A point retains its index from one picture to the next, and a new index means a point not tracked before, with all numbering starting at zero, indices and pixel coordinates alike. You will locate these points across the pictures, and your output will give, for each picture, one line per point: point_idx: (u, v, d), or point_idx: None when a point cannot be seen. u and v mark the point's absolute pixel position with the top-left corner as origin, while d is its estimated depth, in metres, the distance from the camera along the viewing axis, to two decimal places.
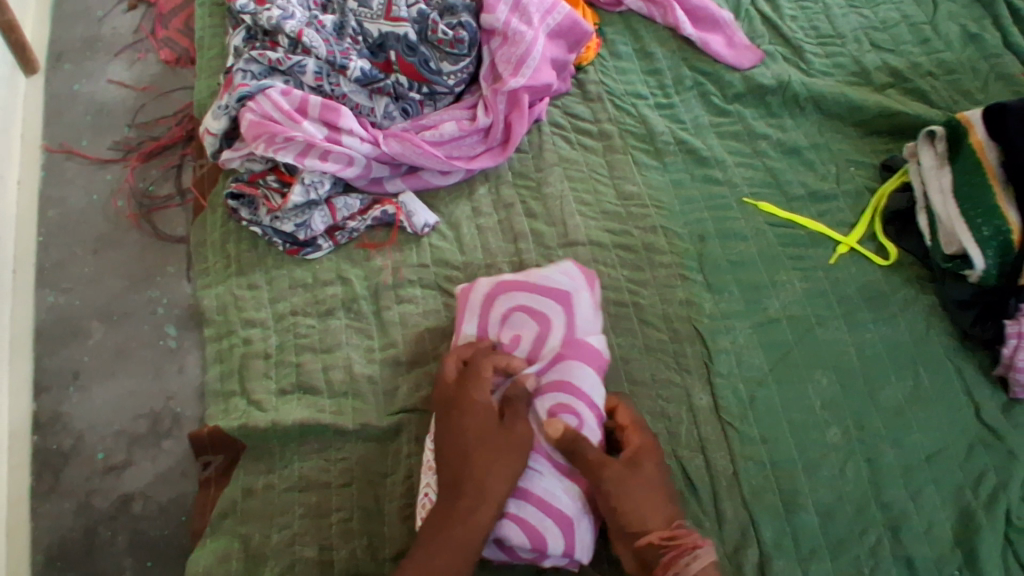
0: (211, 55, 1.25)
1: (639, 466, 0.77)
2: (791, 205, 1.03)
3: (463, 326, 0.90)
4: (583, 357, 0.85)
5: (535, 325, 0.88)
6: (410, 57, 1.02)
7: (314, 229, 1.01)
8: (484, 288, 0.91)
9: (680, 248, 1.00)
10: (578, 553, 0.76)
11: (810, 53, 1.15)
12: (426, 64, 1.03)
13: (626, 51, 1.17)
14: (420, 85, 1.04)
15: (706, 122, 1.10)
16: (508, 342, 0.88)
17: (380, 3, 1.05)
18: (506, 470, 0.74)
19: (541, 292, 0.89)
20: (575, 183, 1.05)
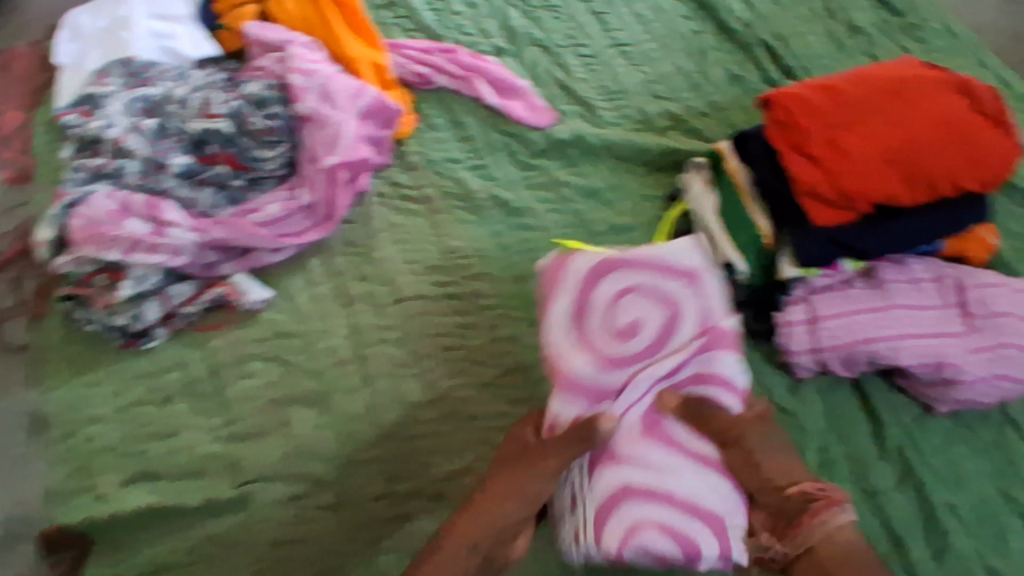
0: (48, 168, 1.29)
1: (766, 431, 0.84)
2: (595, 239, 1.16)
3: (555, 308, 0.87)
4: (724, 346, 0.83)
5: (663, 310, 0.85)
6: (229, 149, 1.11)
7: (146, 320, 1.04)
8: (587, 263, 0.88)
9: (501, 290, 1.09)
10: (732, 553, 0.78)
11: (600, 109, 1.32)
12: (246, 153, 1.12)
13: (441, 122, 1.29)
14: (242, 173, 1.12)
15: (517, 177, 1.23)
16: (627, 327, 0.84)
17: (197, 104, 1.14)
18: (524, 488, 0.80)
19: (664, 273, 0.86)
20: (403, 246, 1.13)
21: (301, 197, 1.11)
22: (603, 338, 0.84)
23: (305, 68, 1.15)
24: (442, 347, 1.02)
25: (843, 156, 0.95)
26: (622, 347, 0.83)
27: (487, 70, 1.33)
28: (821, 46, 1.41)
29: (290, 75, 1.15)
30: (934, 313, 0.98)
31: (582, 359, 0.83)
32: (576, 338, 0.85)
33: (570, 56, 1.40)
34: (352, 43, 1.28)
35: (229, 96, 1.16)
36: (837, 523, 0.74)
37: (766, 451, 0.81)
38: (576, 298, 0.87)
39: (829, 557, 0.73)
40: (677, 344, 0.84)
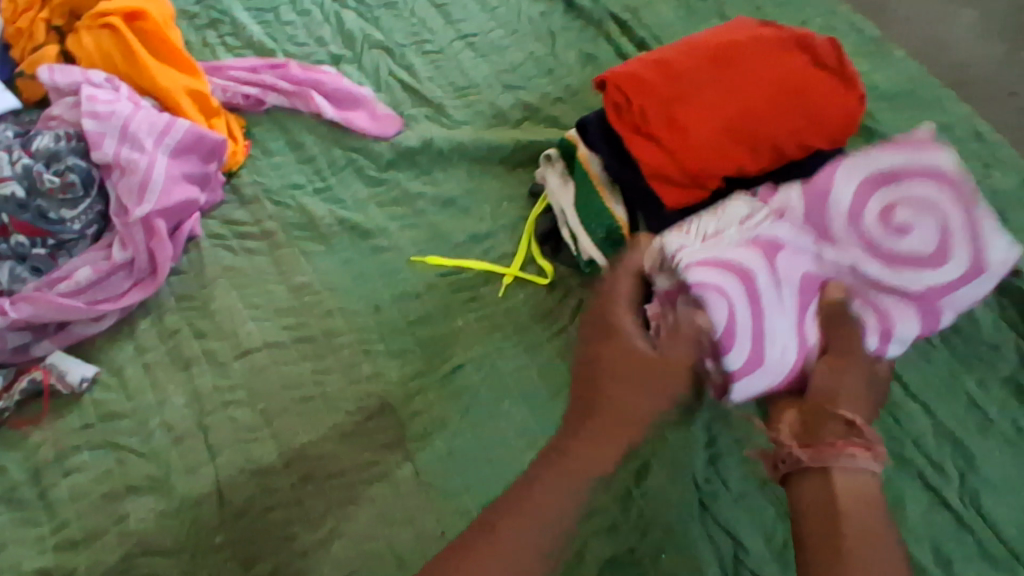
0: None
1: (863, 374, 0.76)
2: (456, 252, 1.07)
3: (922, 175, 0.79)
4: (905, 309, 0.81)
5: (931, 244, 0.79)
6: (21, 215, 0.96)
7: None
8: (943, 158, 0.79)
9: (358, 324, 0.99)
10: (734, 391, 0.77)
11: (450, 108, 1.23)
12: (44, 216, 0.97)
13: (277, 146, 1.18)
14: (43, 239, 0.98)
15: (365, 196, 1.13)
16: (901, 220, 0.79)
17: None
18: (644, 390, 0.70)
19: (978, 235, 0.78)
20: (243, 291, 1.02)
21: (115, 256, 0.98)
22: (871, 211, 0.80)
23: (97, 109, 1.00)
24: (296, 399, 0.93)
25: (682, 135, 0.91)
26: (888, 235, 0.79)
27: (322, 81, 1.21)
28: (673, 13, 1.36)
29: (82, 120, 1.00)
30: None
31: (836, 188, 0.81)
32: (854, 202, 0.80)
33: (414, 54, 1.31)
34: (160, 69, 1.13)
35: (16, 154, 1.00)
36: (852, 466, 0.65)
37: (837, 381, 0.74)
38: (863, 177, 0.80)
39: (822, 489, 0.65)
40: (910, 275, 0.80)
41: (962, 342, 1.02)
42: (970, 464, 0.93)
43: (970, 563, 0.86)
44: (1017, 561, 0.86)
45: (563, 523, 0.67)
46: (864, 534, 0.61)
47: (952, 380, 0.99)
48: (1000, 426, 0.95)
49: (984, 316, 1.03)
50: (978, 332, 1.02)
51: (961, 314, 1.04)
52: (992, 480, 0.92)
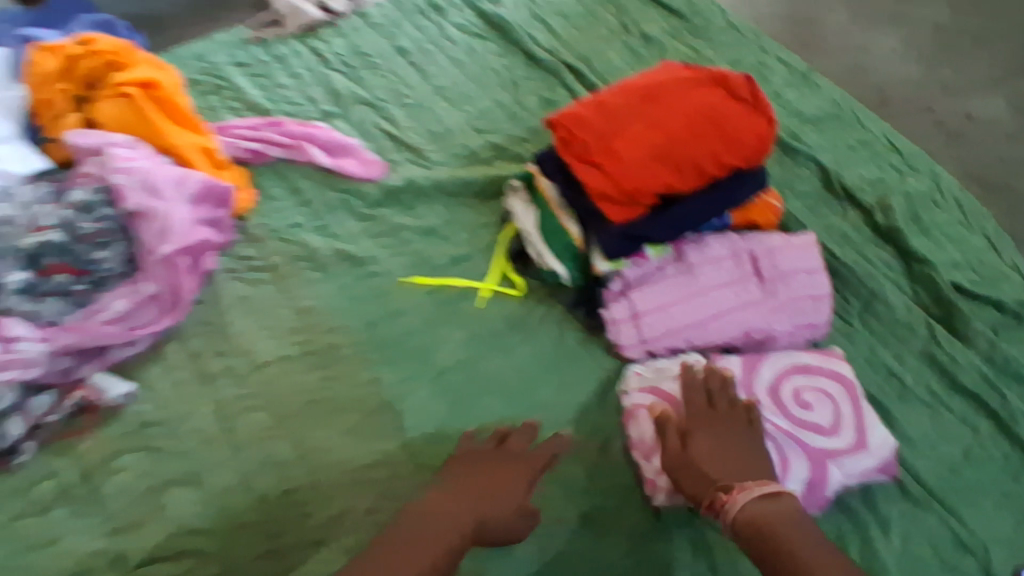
0: None
1: (722, 428, 0.94)
2: (437, 272, 1.24)
3: (815, 374, 1.05)
4: (800, 458, 0.97)
5: (818, 424, 1.00)
6: (64, 258, 1.12)
7: (9, 439, 1.03)
8: (843, 383, 1.04)
9: (356, 337, 1.16)
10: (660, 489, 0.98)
11: (429, 151, 1.42)
12: (82, 259, 1.13)
13: (279, 192, 1.36)
14: (83, 278, 1.13)
15: (357, 229, 1.30)
16: (798, 402, 1.02)
17: (22, 220, 1.13)
18: (506, 491, 0.90)
19: (854, 425, 1.01)
20: (257, 316, 1.19)
21: (143, 287, 1.13)
22: (786, 390, 1.03)
23: (127, 168, 1.17)
24: (307, 404, 1.10)
25: (616, 161, 1.08)
26: (788, 406, 1.02)
27: (316, 135, 1.40)
28: (619, 61, 1.59)
29: (111, 176, 1.16)
30: (739, 292, 1.10)
31: (761, 371, 1.05)
32: (771, 376, 1.05)
33: (394, 107, 1.50)
34: (174, 131, 1.31)
35: (56, 207, 1.15)
36: (757, 502, 0.84)
37: (722, 457, 0.91)
38: (778, 361, 1.06)
39: (747, 524, 0.83)
40: (806, 437, 0.99)
41: (880, 324, 1.16)
42: (890, 423, 1.06)
43: (893, 503, 0.99)
44: (934, 499, 0.99)
45: (424, 564, 0.77)
46: (799, 540, 0.80)
47: (871, 355, 1.13)
48: (915, 391, 1.09)
49: (898, 300, 1.18)
50: (894, 315, 1.16)
51: (876, 300, 1.18)
52: (910, 435, 1.05)
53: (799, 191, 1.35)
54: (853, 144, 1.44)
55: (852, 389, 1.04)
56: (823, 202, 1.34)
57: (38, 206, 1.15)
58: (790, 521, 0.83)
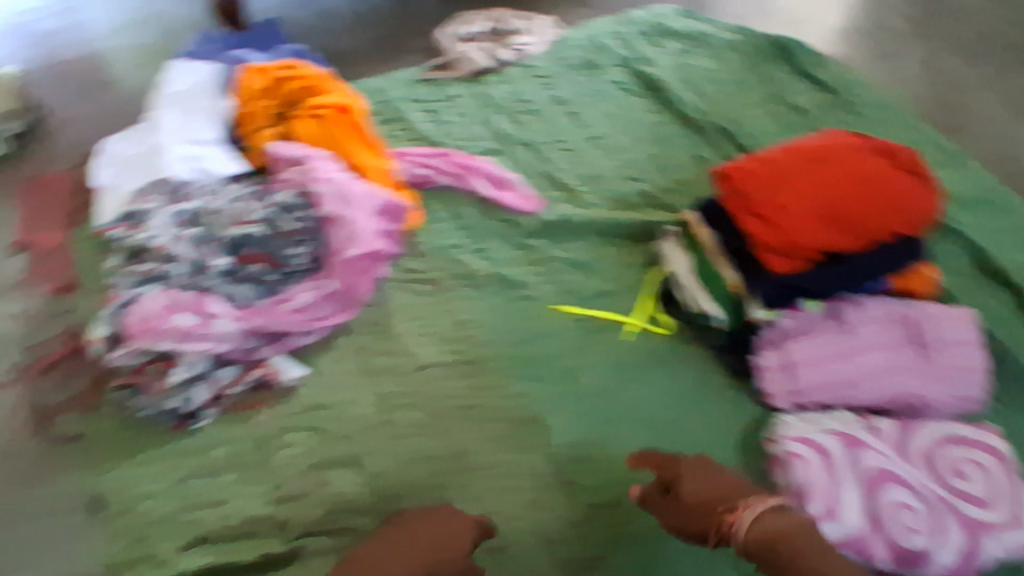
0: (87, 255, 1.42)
1: (707, 468, 0.91)
2: (586, 303, 1.31)
3: (972, 443, 1.05)
4: (958, 529, 0.97)
5: (976, 496, 1.00)
6: (263, 250, 1.26)
7: (196, 402, 1.15)
8: (1001, 456, 1.05)
9: (507, 352, 1.23)
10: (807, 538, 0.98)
11: (581, 192, 1.51)
12: (278, 252, 1.26)
13: (443, 214, 1.47)
14: (276, 269, 1.26)
15: (513, 255, 1.39)
16: (954, 469, 1.03)
17: (232, 214, 1.29)
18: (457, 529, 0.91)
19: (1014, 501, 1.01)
20: (418, 321, 1.29)
21: (328, 285, 1.26)
22: (943, 458, 1.04)
23: (328, 177, 1.31)
24: (459, 407, 1.16)
25: (780, 214, 1.13)
26: (943, 474, 1.03)
27: (481, 167, 1.52)
28: (767, 127, 1.65)
29: (313, 183, 1.31)
30: (898, 354, 1.11)
31: (916, 437, 1.06)
32: (926, 442, 1.06)
33: (552, 150, 1.62)
34: (362, 153, 1.47)
35: (260, 204, 1.30)
36: (766, 516, 0.80)
37: (716, 488, 0.87)
38: (934, 429, 1.07)
39: (764, 541, 0.78)
40: (964, 508, 0.99)
41: None
42: None
43: None
44: None
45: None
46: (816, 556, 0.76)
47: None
48: None
49: None
50: None
51: None
52: None
53: (949, 266, 1.36)
54: (1006, 226, 1.44)
55: (1010, 464, 1.04)
56: (974, 280, 1.34)
57: (246, 203, 1.31)
58: (806, 535, 0.79)
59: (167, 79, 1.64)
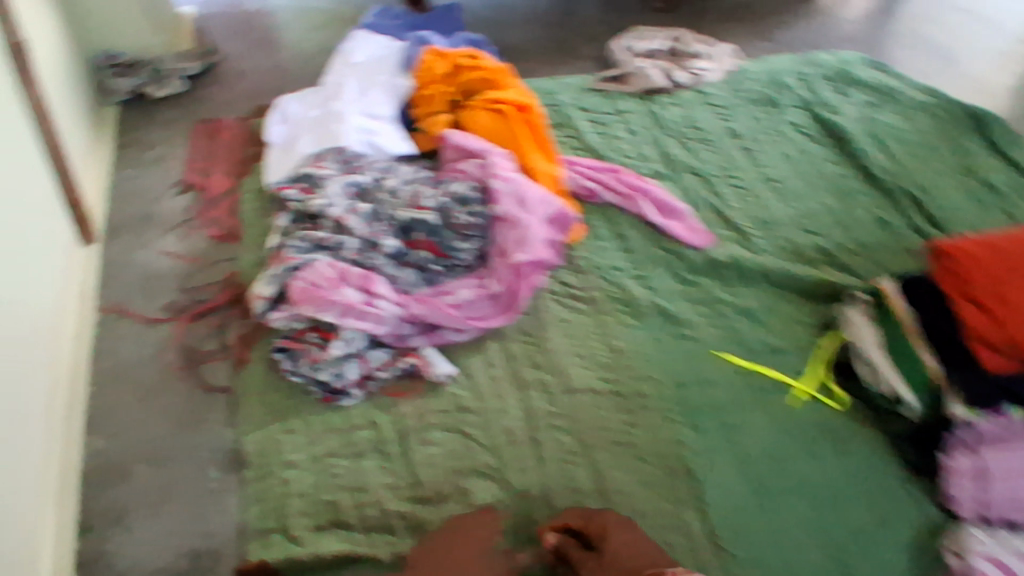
0: (252, 208, 1.43)
1: (635, 537, 0.93)
2: (752, 356, 1.23)
3: None
4: None
5: None
6: (433, 238, 1.22)
7: (347, 379, 1.12)
8: None
9: (665, 393, 1.16)
10: None
11: (754, 236, 1.42)
12: (446, 244, 1.22)
13: (606, 233, 1.41)
14: (441, 260, 1.23)
15: (676, 290, 1.32)
16: None
17: (407, 195, 1.26)
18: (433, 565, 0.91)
19: None
20: (573, 340, 1.23)
21: (490, 287, 1.22)
22: None
23: (507, 177, 1.27)
24: (612, 442, 1.10)
25: (1010, 312, 1.04)
26: None
27: (650, 191, 1.46)
28: (961, 199, 1.52)
29: (492, 180, 1.27)
30: None
31: None
32: None
33: (724, 186, 1.54)
34: (535, 156, 1.43)
35: (435, 191, 1.27)
36: None
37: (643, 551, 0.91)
38: None
39: None
40: None
41: None
42: None
43: None
44: None
45: None
46: None
47: None
48: None
49: None
50: None
51: None
52: None
53: None
54: None
55: None
56: None
57: (419, 187, 1.28)
58: None
59: (350, 49, 1.64)
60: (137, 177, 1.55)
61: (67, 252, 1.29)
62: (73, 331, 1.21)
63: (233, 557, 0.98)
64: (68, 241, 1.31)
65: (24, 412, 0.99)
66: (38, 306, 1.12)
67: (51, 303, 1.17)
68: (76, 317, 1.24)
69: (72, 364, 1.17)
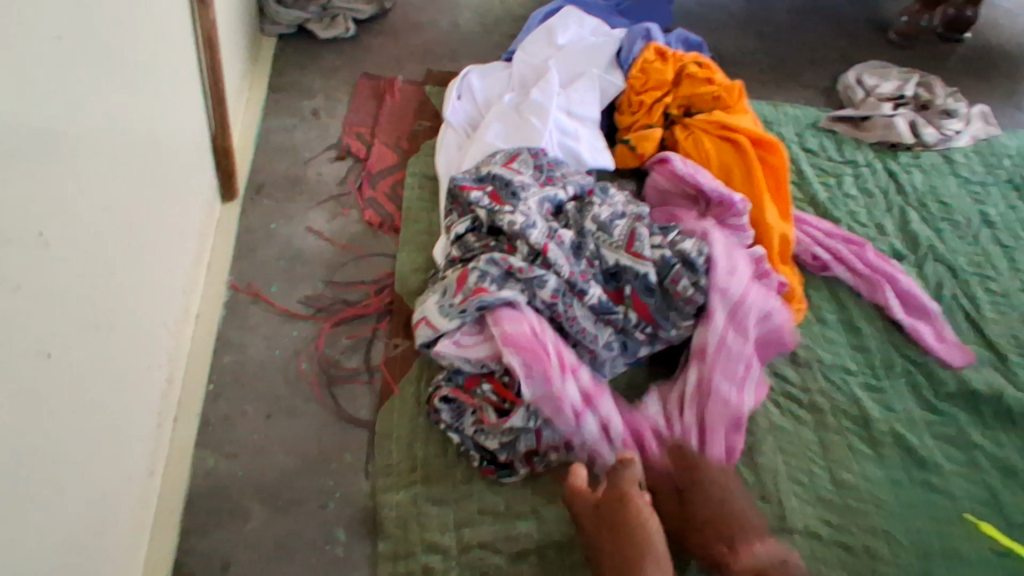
0: (420, 202, 1.23)
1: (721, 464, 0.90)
2: (1011, 531, 0.96)
3: None
4: None
5: None
6: (646, 297, 1.00)
7: (516, 451, 0.91)
8: None
9: (904, 562, 0.91)
10: None
11: (1017, 363, 1.13)
12: (659, 308, 1.01)
13: (832, 320, 1.15)
14: (647, 326, 1.01)
15: (919, 417, 1.05)
16: None
17: (622, 233, 1.04)
18: None
19: None
20: (789, 458, 0.99)
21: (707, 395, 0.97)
22: None
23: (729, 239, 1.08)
24: None
25: None
26: None
27: (897, 279, 1.16)
28: None
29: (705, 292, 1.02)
30: None
31: None
32: None
33: (978, 288, 1.24)
34: (770, 207, 1.17)
35: (656, 239, 1.05)
36: (760, 550, 0.81)
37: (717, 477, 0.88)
38: None
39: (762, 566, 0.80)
40: None
41: None
42: None
43: None
44: None
45: None
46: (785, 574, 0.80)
47: None
48: None
49: None
50: None
51: None
52: None
53: None
54: None
55: None
56: None
57: (637, 225, 1.05)
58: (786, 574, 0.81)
59: (558, 28, 1.40)
60: (291, 129, 1.35)
61: (205, 213, 1.10)
62: (198, 312, 1.03)
63: None
64: (208, 199, 1.12)
65: (132, 426, 0.80)
66: (168, 284, 0.93)
67: (182, 279, 0.98)
68: (202, 294, 1.05)
69: (191, 354, 0.98)
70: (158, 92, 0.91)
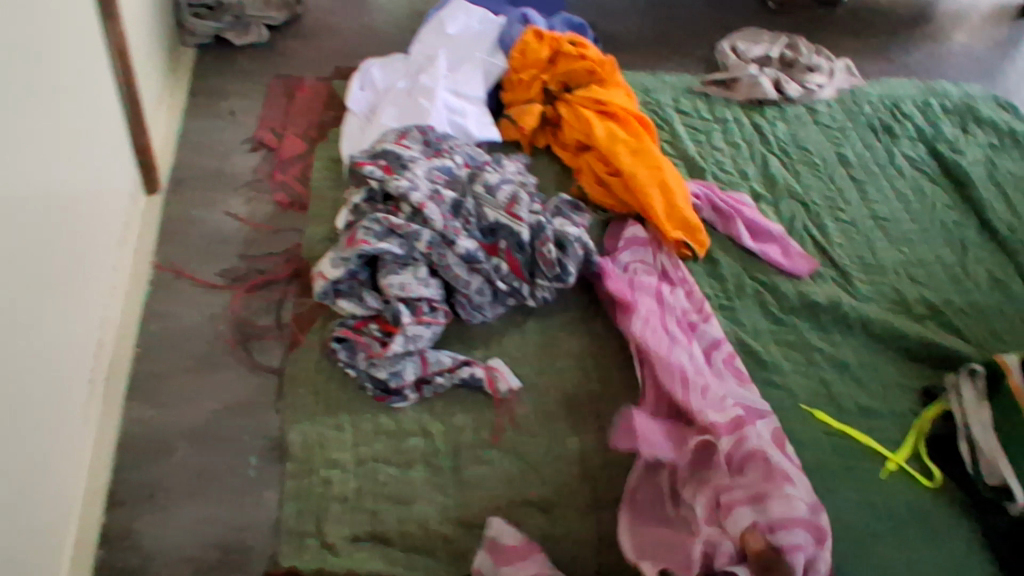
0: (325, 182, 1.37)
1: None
2: (840, 415, 1.12)
3: None
4: None
5: None
6: (517, 255, 1.16)
7: (403, 379, 1.05)
8: None
9: None
10: None
11: (856, 279, 1.30)
12: (529, 265, 1.16)
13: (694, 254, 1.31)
14: (514, 279, 1.16)
15: (764, 328, 1.21)
16: None
17: (505, 198, 1.19)
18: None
19: None
20: None
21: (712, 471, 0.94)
22: None
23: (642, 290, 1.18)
24: None
25: None
26: None
27: (744, 210, 1.33)
28: None
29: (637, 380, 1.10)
30: None
31: None
32: None
33: (828, 218, 1.40)
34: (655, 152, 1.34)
35: (533, 206, 1.21)
36: None
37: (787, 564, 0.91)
38: None
39: None
40: None
41: None
42: None
43: None
44: None
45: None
46: None
47: None
48: None
49: None
50: None
51: None
52: None
53: None
54: None
55: None
56: None
57: (520, 192, 1.22)
58: None
59: (448, 19, 1.54)
60: (209, 128, 1.49)
61: (129, 202, 1.23)
62: (128, 288, 1.16)
63: (265, 555, 0.94)
64: (131, 189, 1.25)
65: (69, 377, 0.94)
66: (97, 260, 1.06)
67: (109, 258, 1.11)
68: (131, 273, 1.18)
69: (122, 322, 1.11)
70: (76, 95, 1.04)
